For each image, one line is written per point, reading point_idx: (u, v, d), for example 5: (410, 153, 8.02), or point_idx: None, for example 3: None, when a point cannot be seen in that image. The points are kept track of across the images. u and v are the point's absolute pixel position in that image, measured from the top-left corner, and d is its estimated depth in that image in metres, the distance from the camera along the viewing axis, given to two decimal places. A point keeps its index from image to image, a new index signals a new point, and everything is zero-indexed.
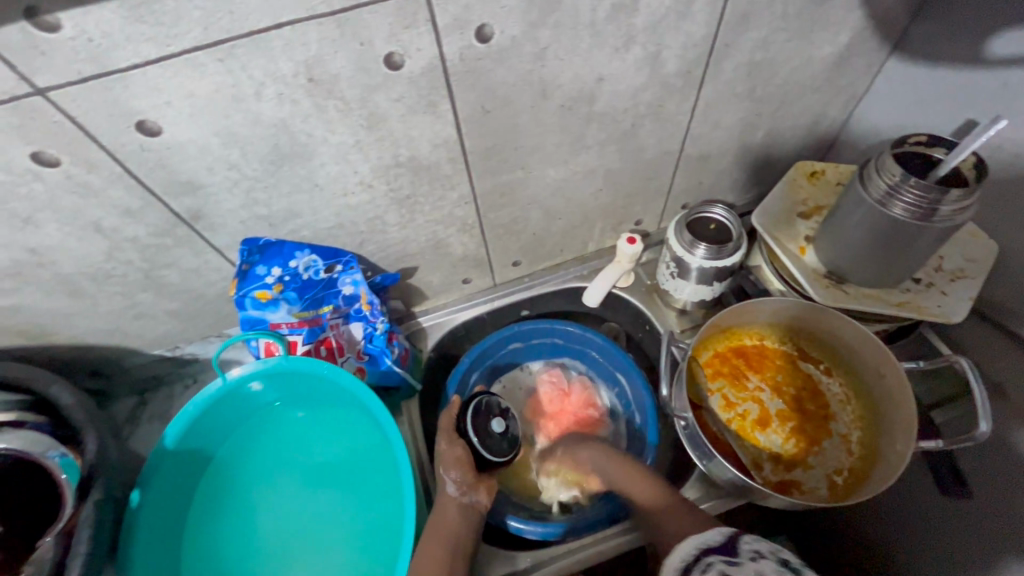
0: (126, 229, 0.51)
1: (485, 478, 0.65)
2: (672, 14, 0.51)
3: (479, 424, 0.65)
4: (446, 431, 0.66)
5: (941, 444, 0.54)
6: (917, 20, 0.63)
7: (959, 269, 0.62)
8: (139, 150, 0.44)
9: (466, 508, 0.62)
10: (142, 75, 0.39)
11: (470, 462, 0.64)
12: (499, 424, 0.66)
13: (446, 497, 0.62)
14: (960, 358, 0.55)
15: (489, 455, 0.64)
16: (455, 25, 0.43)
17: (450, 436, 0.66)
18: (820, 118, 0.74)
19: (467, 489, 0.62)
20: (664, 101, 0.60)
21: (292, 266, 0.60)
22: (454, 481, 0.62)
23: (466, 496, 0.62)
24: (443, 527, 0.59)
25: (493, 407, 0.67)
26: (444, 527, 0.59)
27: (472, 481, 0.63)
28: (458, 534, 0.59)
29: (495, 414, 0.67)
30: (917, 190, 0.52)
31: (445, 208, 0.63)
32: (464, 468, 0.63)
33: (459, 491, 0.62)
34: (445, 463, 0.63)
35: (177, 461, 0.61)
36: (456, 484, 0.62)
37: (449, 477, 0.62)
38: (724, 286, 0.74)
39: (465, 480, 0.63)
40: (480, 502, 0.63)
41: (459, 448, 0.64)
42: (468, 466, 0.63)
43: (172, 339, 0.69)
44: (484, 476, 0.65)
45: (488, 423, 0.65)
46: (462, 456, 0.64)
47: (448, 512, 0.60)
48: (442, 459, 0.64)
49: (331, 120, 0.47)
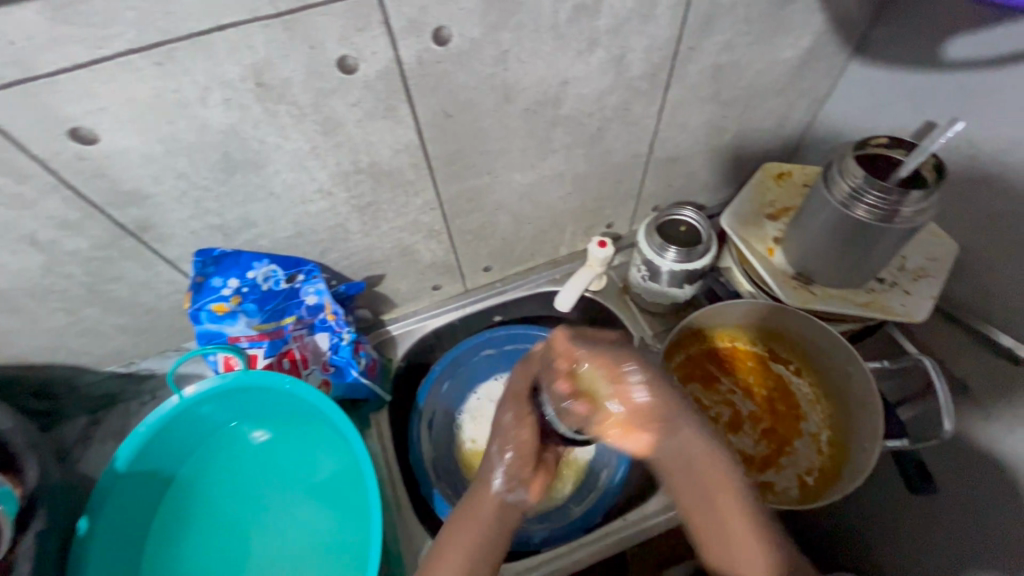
0: (66, 241, 0.48)
1: (540, 471, 0.55)
2: (635, 16, 0.50)
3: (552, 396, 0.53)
4: (502, 402, 0.56)
5: (907, 445, 0.56)
6: (877, 24, 0.63)
7: (921, 268, 0.62)
8: (75, 159, 0.41)
9: (508, 507, 0.51)
10: (73, 80, 0.36)
11: (533, 447, 0.53)
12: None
13: (488, 489, 0.52)
14: (923, 358, 0.56)
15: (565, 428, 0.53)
16: (412, 27, 0.42)
17: (517, 411, 0.53)
18: (785, 120, 0.75)
19: (517, 485, 0.52)
20: (631, 103, 0.60)
21: (250, 277, 0.58)
22: (506, 467, 0.52)
23: (512, 493, 0.52)
24: (471, 526, 0.50)
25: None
26: (478, 522, 0.50)
27: (526, 476, 0.53)
28: (487, 534, 0.50)
29: None
30: (879, 192, 0.52)
31: (409, 215, 0.61)
32: (526, 454, 0.53)
33: (507, 487, 0.52)
34: (505, 438, 0.53)
35: (131, 485, 0.58)
36: (506, 474, 0.52)
37: (503, 454, 0.53)
38: (695, 288, 0.74)
39: (520, 471, 0.52)
40: (527, 500, 0.53)
41: (527, 429, 0.53)
42: (531, 442, 0.53)
43: (126, 354, 0.66)
44: (540, 467, 0.55)
45: None
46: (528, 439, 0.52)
47: (484, 508, 0.51)
48: (502, 439, 0.53)
49: (284, 126, 0.45)
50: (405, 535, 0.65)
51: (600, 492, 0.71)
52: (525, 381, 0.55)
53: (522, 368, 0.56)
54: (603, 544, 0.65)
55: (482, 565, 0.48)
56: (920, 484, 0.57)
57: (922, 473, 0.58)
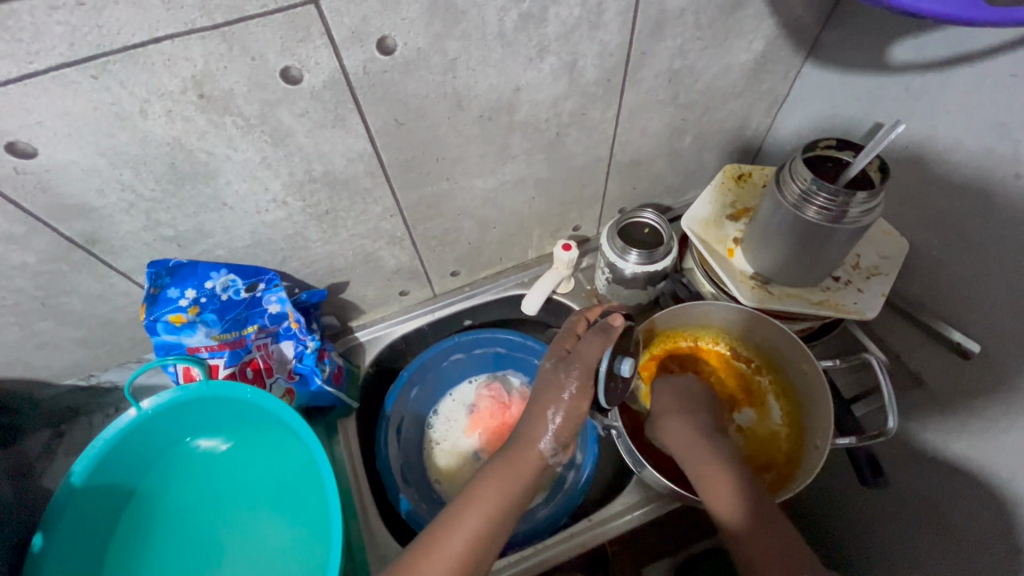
0: (13, 256, 0.47)
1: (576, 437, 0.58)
2: (584, 23, 0.51)
3: (615, 362, 0.56)
4: (570, 361, 0.56)
5: (853, 441, 0.57)
6: (828, 28, 0.64)
7: (874, 266, 0.64)
8: (14, 172, 0.41)
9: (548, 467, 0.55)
10: (5, 95, 0.36)
11: (580, 415, 0.55)
12: (627, 366, 0.56)
13: (535, 449, 0.55)
14: (870, 357, 0.58)
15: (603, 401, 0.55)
16: (354, 37, 0.42)
17: (580, 383, 0.54)
18: (745, 122, 0.76)
19: (558, 451, 0.55)
20: (587, 108, 0.60)
21: (208, 287, 0.57)
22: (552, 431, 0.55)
23: (554, 457, 0.55)
24: (508, 479, 0.53)
25: (619, 343, 0.57)
26: (517, 474, 0.54)
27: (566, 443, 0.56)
28: (523, 487, 0.54)
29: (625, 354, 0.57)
30: (827, 193, 0.53)
31: (369, 222, 0.61)
32: (571, 421, 0.55)
33: (551, 449, 0.55)
34: (558, 401, 0.55)
35: (88, 499, 0.58)
36: (552, 437, 0.55)
37: (552, 417, 0.54)
38: (659, 289, 0.75)
39: (562, 437, 0.55)
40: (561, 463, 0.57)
41: (585, 399, 0.54)
42: (582, 409, 0.55)
43: (85, 368, 0.65)
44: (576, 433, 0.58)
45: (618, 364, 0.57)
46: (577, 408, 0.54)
47: (526, 463, 0.54)
48: (556, 402, 0.55)
49: (232, 137, 0.45)
50: (371, 543, 0.65)
51: (567, 493, 0.72)
52: (600, 357, 0.55)
53: (560, 338, 0.61)
54: (566, 547, 0.65)
55: (509, 514, 0.52)
56: (870, 477, 0.59)
57: (873, 466, 0.59)
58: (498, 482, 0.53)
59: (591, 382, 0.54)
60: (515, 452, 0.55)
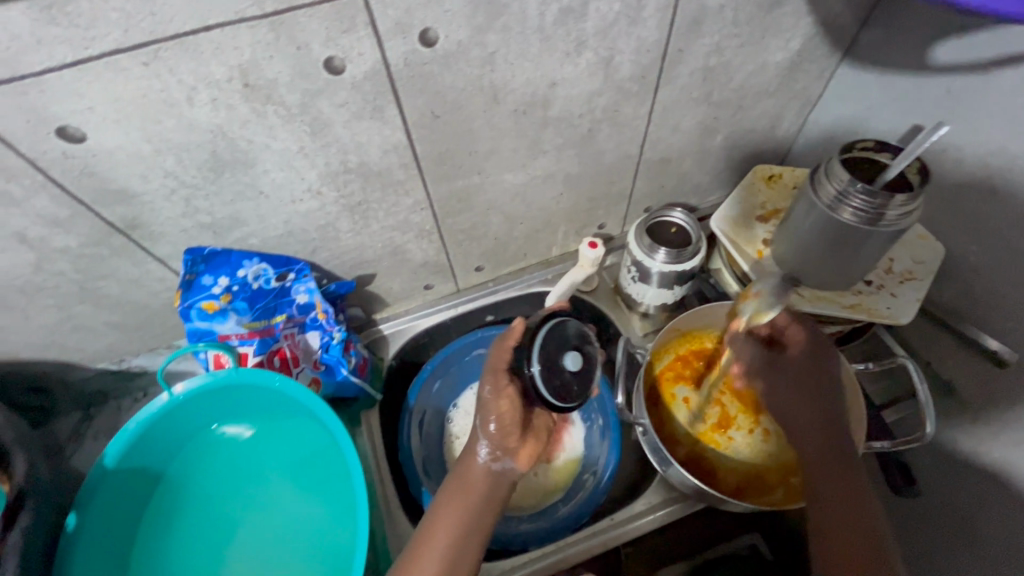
0: (55, 239, 0.48)
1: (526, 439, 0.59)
2: (622, 19, 0.50)
3: (549, 357, 0.52)
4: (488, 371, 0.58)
5: (887, 445, 0.57)
6: (867, 27, 0.63)
7: (908, 270, 0.63)
8: (62, 156, 0.42)
9: (498, 475, 0.56)
10: (60, 79, 0.37)
11: (511, 420, 0.57)
12: (573, 359, 0.52)
13: (476, 459, 0.57)
14: (907, 361, 0.56)
15: (550, 397, 0.51)
16: (397, 29, 0.42)
17: (493, 384, 0.56)
18: (777, 122, 0.75)
19: (501, 456, 0.57)
20: (621, 105, 0.60)
21: (240, 275, 0.58)
22: (489, 440, 0.57)
23: (498, 463, 0.56)
24: (463, 495, 0.55)
25: (561, 337, 0.54)
26: (468, 490, 0.55)
27: (508, 446, 0.57)
28: (479, 502, 0.55)
29: (568, 348, 0.53)
30: (864, 195, 0.52)
31: (400, 214, 0.61)
32: (507, 425, 0.57)
33: (492, 455, 0.57)
34: (486, 411, 0.56)
35: (118, 482, 0.59)
36: (490, 444, 0.57)
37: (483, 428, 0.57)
38: (686, 289, 0.74)
39: (504, 441, 0.57)
40: (514, 468, 0.57)
41: (505, 400, 0.56)
42: (501, 410, 0.56)
43: (117, 352, 0.67)
44: (526, 436, 0.59)
45: (561, 359, 0.52)
46: (507, 411, 0.56)
47: (475, 477, 0.56)
48: (485, 413, 0.57)
49: (272, 127, 0.45)
50: (394, 534, 0.66)
51: (587, 492, 0.71)
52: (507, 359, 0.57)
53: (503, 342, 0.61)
54: (585, 545, 0.65)
55: (470, 532, 0.53)
56: (903, 486, 0.59)
57: (906, 475, 0.60)
58: (455, 498, 0.54)
59: (505, 383, 0.56)
60: (465, 469, 0.57)
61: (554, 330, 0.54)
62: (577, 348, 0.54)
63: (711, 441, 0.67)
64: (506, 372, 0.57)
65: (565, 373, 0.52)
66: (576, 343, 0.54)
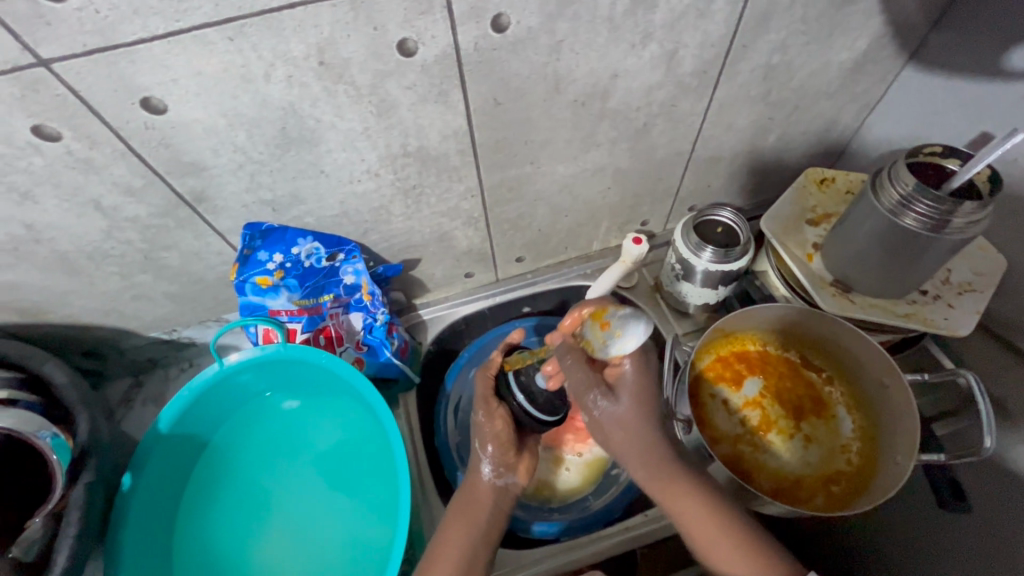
0: (127, 208, 0.50)
1: (524, 456, 0.61)
2: (691, 12, 0.50)
3: (526, 384, 0.59)
4: (483, 403, 0.61)
5: (942, 458, 0.55)
6: (938, 29, 0.61)
7: (967, 282, 0.62)
8: (143, 127, 0.43)
9: (502, 490, 0.58)
10: (150, 51, 0.38)
11: (507, 437, 0.59)
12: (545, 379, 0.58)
13: (479, 477, 0.59)
14: (966, 373, 0.55)
15: (536, 413, 0.58)
16: (471, 13, 0.43)
17: (484, 407, 0.61)
18: (832, 125, 0.73)
19: (504, 471, 0.59)
20: (679, 100, 0.60)
21: (294, 253, 0.59)
22: (490, 459, 0.59)
23: (502, 478, 0.59)
24: (466, 516, 0.56)
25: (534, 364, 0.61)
26: (478, 506, 0.57)
27: (510, 463, 0.59)
28: (487, 518, 0.56)
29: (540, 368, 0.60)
30: (930, 200, 0.51)
31: (451, 200, 0.62)
32: (504, 443, 0.59)
33: (495, 472, 0.59)
34: (483, 434, 0.59)
35: (171, 444, 0.62)
36: (492, 462, 0.59)
37: (484, 450, 0.59)
38: (729, 291, 0.73)
39: (504, 458, 0.59)
40: (517, 482, 0.60)
41: (499, 421, 0.59)
42: (495, 428, 0.59)
43: (169, 322, 0.69)
44: (524, 453, 0.61)
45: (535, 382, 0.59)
46: (503, 429, 0.59)
47: (481, 493, 0.58)
48: (482, 435, 0.59)
49: (341, 106, 0.46)
50: (429, 516, 0.67)
51: (620, 486, 0.70)
52: (487, 386, 0.62)
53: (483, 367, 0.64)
54: (619, 539, 0.66)
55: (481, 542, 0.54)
56: (953, 501, 0.57)
57: (956, 490, 0.58)
58: (458, 519, 0.55)
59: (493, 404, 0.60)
60: (469, 489, 0.59)
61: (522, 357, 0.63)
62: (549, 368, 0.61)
63: (749, 444, 0.66)
64: (496, 396, 0.61)
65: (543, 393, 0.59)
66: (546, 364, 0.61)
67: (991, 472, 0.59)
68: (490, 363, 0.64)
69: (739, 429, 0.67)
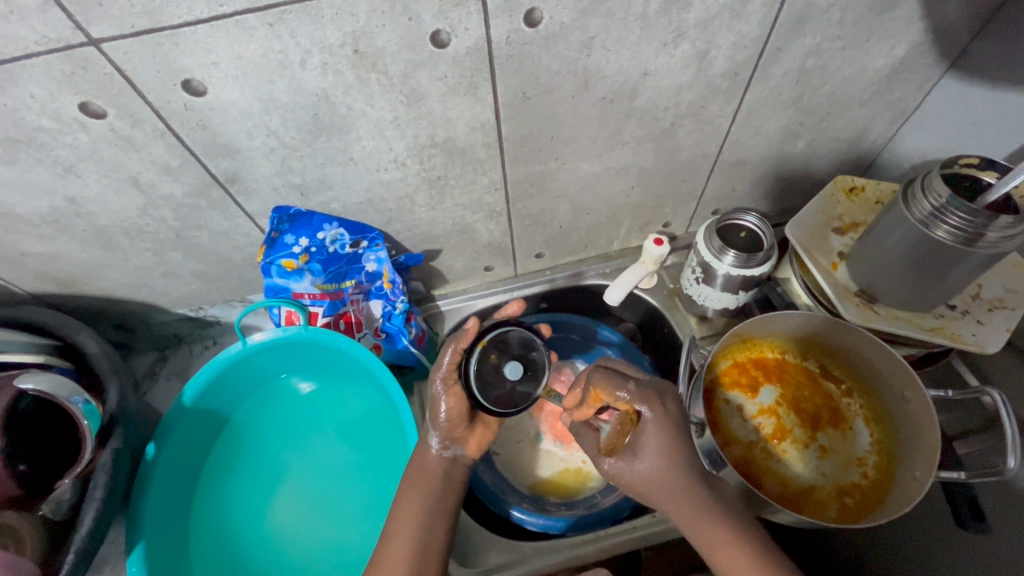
0: (163, 186, 0.52)
1: (475, 428, 0.60)
2: (725, 12, 0.49)
3: (486, 369, 0.55)
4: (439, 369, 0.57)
5: (963, 476, 0.53)
6: (980, 37, 0.59)
7: (998, 298, 0.61)
8: (183, 108, 0.44)
9: (451, 460, 0.58)
10: (194, 34, 0.39)
11: (461, 411, 0.57)
12: (512, 369, 0.55)
13: (427, 448, 0.58)
14: (991, 391, 0.53)
15: (482, 400, 0.54)
16: (505, 7, 0.43)
17: (443, 380, 0.57)
18: (865, 134, 0.72)
19: (451, 443, 0.58)
20: (708, 101, 0.59)
21: (319, 238, 0.60)
22: (438, 431, 0.58)
23: (449, 450, 0.58)
24: (423, 479, 0.56)
25: (512, 348, 0.57)
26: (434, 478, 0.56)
27: (458, 436, 0.59)
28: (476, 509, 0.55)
29: (511, 356, 0.56)
30: (964, 213, 0.50)
31: (475, 192, 0.62)
32: (455, 419, 0.57)
33: (442, 444, 0.58)
34: (433, 404, 0.58)
35: (193, 418, 0.64)
36: (440, 434, 0.58)
37: (439, 410, 0.57)
38: (750, 295, 0.72)
39: (451, 431, 0.58)
40: (467, 454, 0.60)
41: (453, 397, 0.57)
42: (447, 400, 0.57)
43: (196, 300, 0.71)
44: (475, 426, 0.60)
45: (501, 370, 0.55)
46: (454, 407, 0.57)
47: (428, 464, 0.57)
48: (434, 404, 0.58)
49: (373, 94, 0.47)
50: None
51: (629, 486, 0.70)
52: (455, 358, 0.57)
53: (456, 337, 0.57)
54: (627, 537, 0.64)
55: (439, 510, 0.55)
56: (970, 521, 0.57)
57: (974, 510, 0.57)
58: (414, 485, 0.56)
59: (450, 377, 0.57)
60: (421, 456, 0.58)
61: (497, 342, 0.57)
62: (522, 355, 0.56)
63: (763, 451, 0.66)
64: (460, 370, 0.57)
65: (508, 383, 0.55)
66: (523, 351, 0.56)
67: (1009, 496, 0.58)
68: (465, 334, 0.57)
69: (752, 437, 0.67)
